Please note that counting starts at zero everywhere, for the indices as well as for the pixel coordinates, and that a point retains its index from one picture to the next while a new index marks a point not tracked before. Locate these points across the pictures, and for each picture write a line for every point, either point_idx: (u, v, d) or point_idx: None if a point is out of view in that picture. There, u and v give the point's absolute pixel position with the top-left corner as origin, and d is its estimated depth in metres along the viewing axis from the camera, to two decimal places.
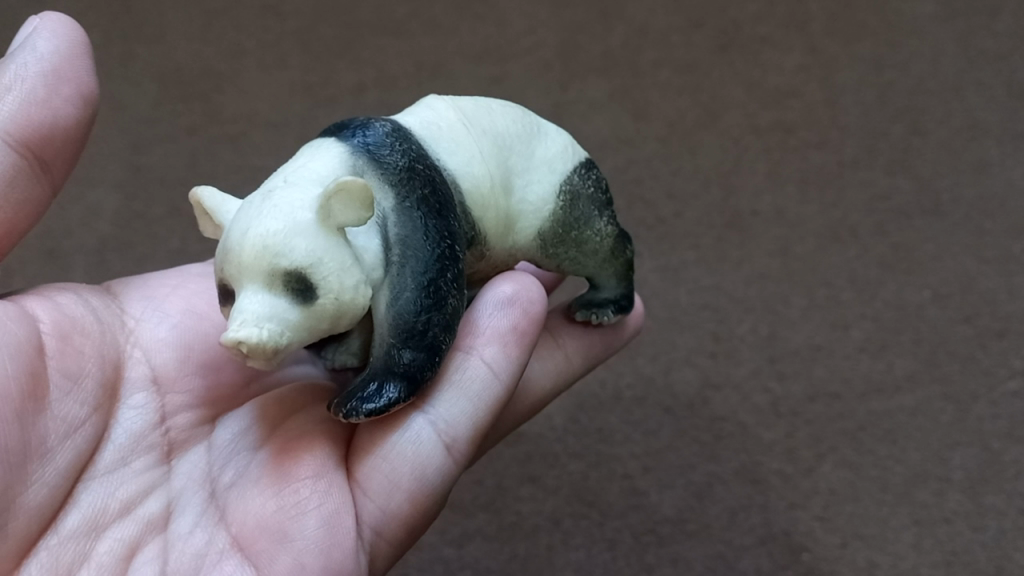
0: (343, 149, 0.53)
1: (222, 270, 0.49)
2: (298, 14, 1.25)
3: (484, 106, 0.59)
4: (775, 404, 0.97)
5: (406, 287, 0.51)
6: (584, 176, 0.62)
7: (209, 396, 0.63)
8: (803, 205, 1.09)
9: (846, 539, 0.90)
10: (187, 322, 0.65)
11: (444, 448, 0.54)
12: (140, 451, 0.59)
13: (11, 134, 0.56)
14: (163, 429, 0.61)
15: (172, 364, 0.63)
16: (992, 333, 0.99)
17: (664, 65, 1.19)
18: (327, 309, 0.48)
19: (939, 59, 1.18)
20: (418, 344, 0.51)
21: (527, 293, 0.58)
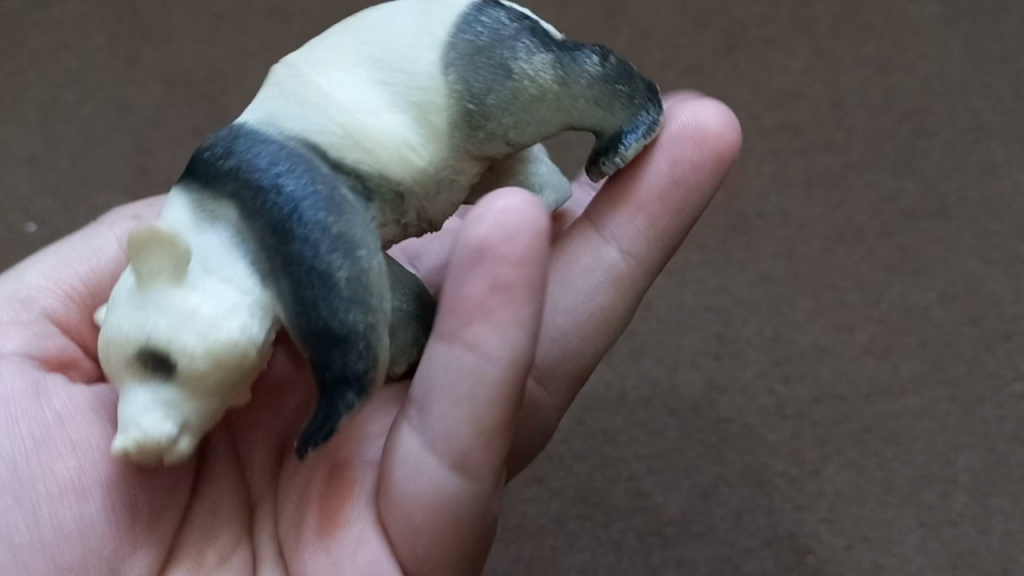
0: (178, 188, 0.52)
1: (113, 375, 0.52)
2: (304, 16, 1.23)
3: (332, 40, 0.54)
4: (781, 405, 0.98)
5: (285, 296, 0.48)
6: (470, 25, 0.53)
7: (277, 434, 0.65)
8: (809, 206, 1.08)
9: (852, 541, 0.91)
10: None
11: (451, 450, 0.51)
12: (222, 505, 0.62)
13: None
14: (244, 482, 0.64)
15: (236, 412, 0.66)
16: (998, 336, 0.99)
17: (669, 68, 1.18)
18: (203, 366, 0.48)
19: (947, 60, 1.17)
20: (330, 342, 0.47)
21: (513, 219, 0.47)
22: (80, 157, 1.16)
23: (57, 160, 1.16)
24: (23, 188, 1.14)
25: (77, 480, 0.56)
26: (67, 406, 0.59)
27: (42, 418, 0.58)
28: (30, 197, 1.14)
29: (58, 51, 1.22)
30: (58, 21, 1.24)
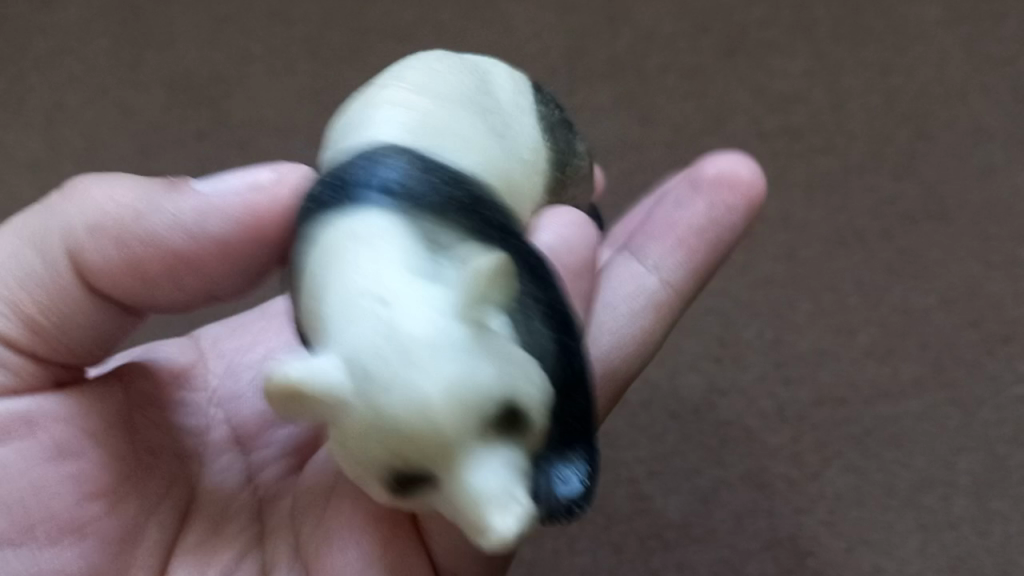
0: (388, 218, 0.45)
1: (371, 445, 0.41)
2: (307, 19, 1.24)
3: (438, 73, 0.55)
4: (780, 408, 0.98)
5: (541, 345, 0.45)
6: (544, 104, 0.63)
7: (300, 442, 0.67)
8: (809, 209, 1.08)
9: (852, 544, 0.92)
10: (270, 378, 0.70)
11: None
12: (233, 512, 0.63)
13: (88, 274, 0.55)
14: (252, 486, 0.65)
15: (254, 419, 0.68)
16: (999, 338, 0.99)
17: (670, 69, 1.18)
18: (535, 429, 0.43)
19: (947, 64, 1.17)
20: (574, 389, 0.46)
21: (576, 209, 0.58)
22: (83, 160, 1.16)
23: (60, 164, 1.16)
24: (26, 191, 1.14)
25: (70, 520, 0.57)
26: (62, 437, 0.57)
27: (27, 453, 0.56)
28: (32, 198, 1.14)
29: (61, 55, 1.22)
30: (62, 26, 1.23)
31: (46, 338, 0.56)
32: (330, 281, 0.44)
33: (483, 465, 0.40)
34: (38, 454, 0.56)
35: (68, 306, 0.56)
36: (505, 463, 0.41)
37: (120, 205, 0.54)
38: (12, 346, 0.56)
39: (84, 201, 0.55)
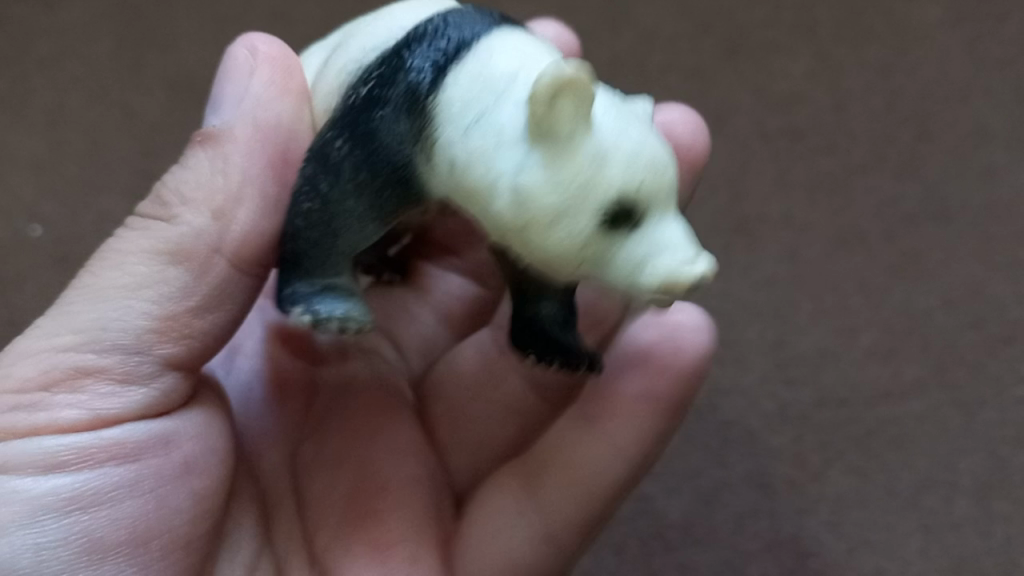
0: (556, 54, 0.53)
1: (638, 181, 0.48)
2: (309, 20, 1.24)
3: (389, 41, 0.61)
4: (782, 409, 0.98)
5: None
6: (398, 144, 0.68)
7: (288, 432, 0.68)
8: (811, 210, 1.08)
9: (853, 545, 0.93)
10: (251, 381, 0.69)
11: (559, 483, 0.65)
12: (251, 509, 0.64)
13: (227, 248, 0.56)
14: (261, 482, 0.66)
15: (252, 424, 0.68)
16: (1000, 339, 0.99)
17: (672, 70, 1.18)
18: None
19: (948, 65, 1.17)
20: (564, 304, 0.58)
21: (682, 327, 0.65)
22: (85, 162, 1.16)
23: (62, 164, 1.16)
24: (29, 192, 1.15)
25: (187, 535, 0.57)
26: (187, 456, 0.58)
27: (155, 468, 0.56)
28: (35, 200, 1.14)
29: (63, 56, 1.22)
30: (62, 25, 1.24)
31: (201, 338, 0.57)
32: (516, 61, 0.50)
33: (665, 219, 0.49)
34: (169, 471, 0.57)
35: (214, 287, 0.57)
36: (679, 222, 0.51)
37: (209, 183, 0.57)
38: (172, 365, 0.57)
39: (166, 203, 0.57)
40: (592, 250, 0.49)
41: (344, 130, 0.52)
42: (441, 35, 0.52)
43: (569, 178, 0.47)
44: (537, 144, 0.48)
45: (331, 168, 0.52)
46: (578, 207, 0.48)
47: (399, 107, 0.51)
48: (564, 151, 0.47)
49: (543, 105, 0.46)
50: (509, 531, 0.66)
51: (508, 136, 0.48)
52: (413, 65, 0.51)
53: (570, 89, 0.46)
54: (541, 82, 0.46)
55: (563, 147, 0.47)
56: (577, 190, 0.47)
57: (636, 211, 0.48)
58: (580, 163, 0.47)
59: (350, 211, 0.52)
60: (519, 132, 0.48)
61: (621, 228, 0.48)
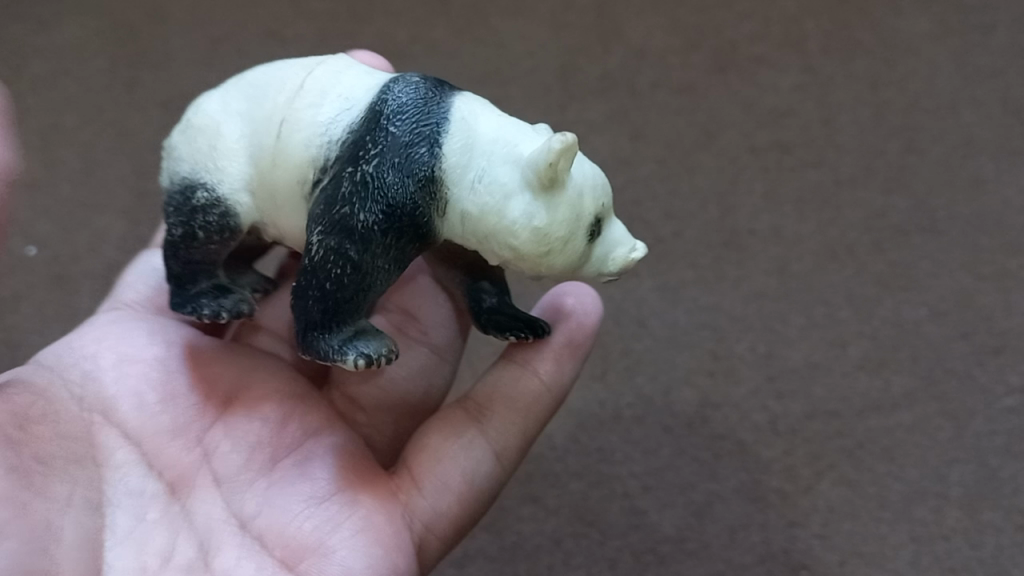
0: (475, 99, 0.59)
1: (601, 205, 0.57)
2: (303, 40, 1.25)
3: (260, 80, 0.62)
4: (774, 422, 0.98)
5: None
6: None
7: (190, 413, 0.65)
8: (801, 223, 1.09)
9: (845, 557, 0.91)
10: (150, 370, 0.65)
11: (494, 456, 0.67)
12: (151, 504, 0.60)
13: None
14: (157, 474, 0.62)
15: (137, 418, 0.63)
16: (989, 350, 1.00)
17: (662, 86, 1.20)
18: None
19: (935, 79, 1.19)
20: (495, 287, 0.68)
21: (586, 302, 0.73)
22: (79, 181, 1.15)
23: (57, 185, 1.15)
24: (24, 213, 1.13)
25: (18, 504, 0.54)
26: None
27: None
28: (30, 221, 1.12)
29: (59, 76, 1.23)
30: (59, 47, 1.26)
31: None
32: (491, 126, 0.57)
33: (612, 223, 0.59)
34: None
35: None
36: None
37: None
38: None
39: None
40: (576, 264, 0.57)
41: (349, 196, 0.55)
42: (396, 107, 0.57)
43: (566, 217, 0.55)
44: (540, 194, 0.54)
45: (356, 240, 0.55)
46: (573, 237, 0.55)
47: (401, 174, 0.55)
48: (564, 197, 0.55)
49: (549, 170, 0.53)
50: (472, 467, 0.66)
51: (511, 187, 0.55)
52: (393, 133, 0.56)
53: (570, 155, 0.52)
54: (550, 152, 0.52)
55: (560, 192, 0.54)
56: (574, 226, 0.55)
57: (602, 224, 0.58)
58: (570, 201, 0.55)
59: (370, 268, 0.56)
60: (520, 182, 0.55)
61: (596, 237, 0.57)
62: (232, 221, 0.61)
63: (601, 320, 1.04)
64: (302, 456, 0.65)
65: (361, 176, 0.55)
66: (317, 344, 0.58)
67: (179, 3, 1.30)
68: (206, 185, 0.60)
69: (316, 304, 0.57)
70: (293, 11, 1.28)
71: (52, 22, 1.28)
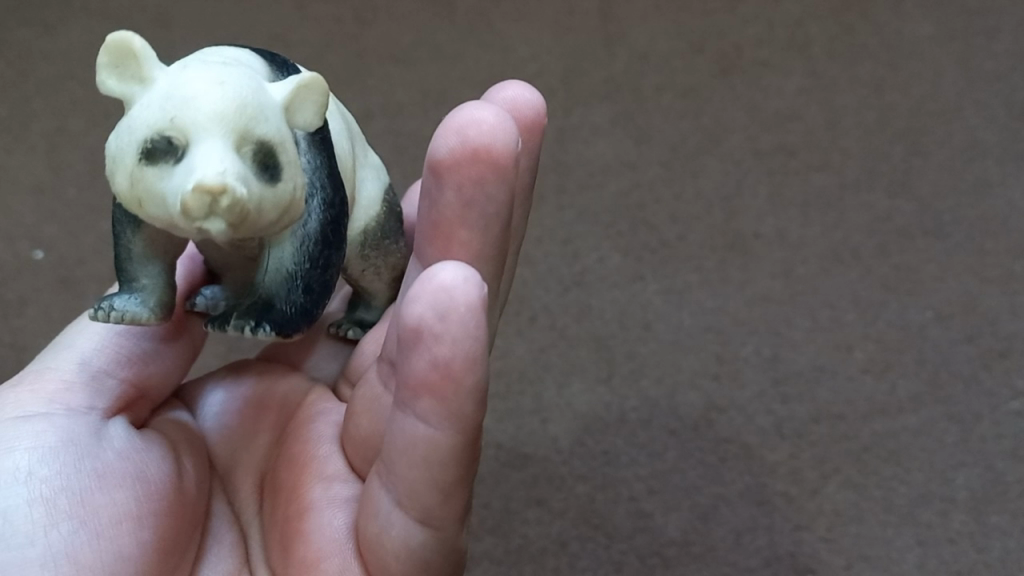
0: (258, 63, 0.54)
1: (166, 128, 0.47)
2: (307, 43, 1.24)
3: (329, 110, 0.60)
4: (780, 425, 0.98)
5: (290, 243, 0.53)
6: None
7: (265, 446, 0.65)
8: (805, 226, 1.09)
9: (851, 561, 0.90)
10: (238, 406, 0.66)
11: (415, 520, 0.51)
12: (222, 532, 0.61)
13: None
14: (234, 506, 0.63)
15: (223, 450, 0.65)
16: (994, 354, 1.00)
17: (666, 90, 1.20)
18: (280, 196, 0.48)
19: (939, 82, 1.19)
20: (320, 277, 0.54)
21: (456, 283, 0.46)
22: (85, 185, 1.15)
23: (62, 189, 1.15)
24: (30, 216, 1.13)
25: (132, 509, 0.55)
26: (129, 446, 0.58)
27: (109, 454, 0.57)
28: (37, 224, 1.12)
29: (65, 80, 1.24)
30: (66, 51, 1.27)
31: None
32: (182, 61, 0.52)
33: (197, 148, 0.46)
34: (112, 457, 0.56)
35: None
36: (240, 167, 0.46)
37: None
38: None
39: None
40: (141, 192, 0.48)
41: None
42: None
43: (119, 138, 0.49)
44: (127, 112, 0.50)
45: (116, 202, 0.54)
46: (122, 152, 0.48)
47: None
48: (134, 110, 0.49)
49: (112, 79, 0.50)
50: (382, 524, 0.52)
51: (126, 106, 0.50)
52: None
53: (123, 59, 0.50)
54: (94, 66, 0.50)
55: (133, 103, 0.50)
56: (123, 141, 0.48)
57: (177, 144, 0.47)
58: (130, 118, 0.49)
59: (117, 225, 0.54)
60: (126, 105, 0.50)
61: (162, 164, 0.47)
62: None
63: (606, 324, 1.04)
64: (336, 480, 0.58)
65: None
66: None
67: (185, 6, 1.30)
68: None
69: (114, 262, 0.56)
70: (298, 13, 1.28)
71: (59, 28, 1.29)
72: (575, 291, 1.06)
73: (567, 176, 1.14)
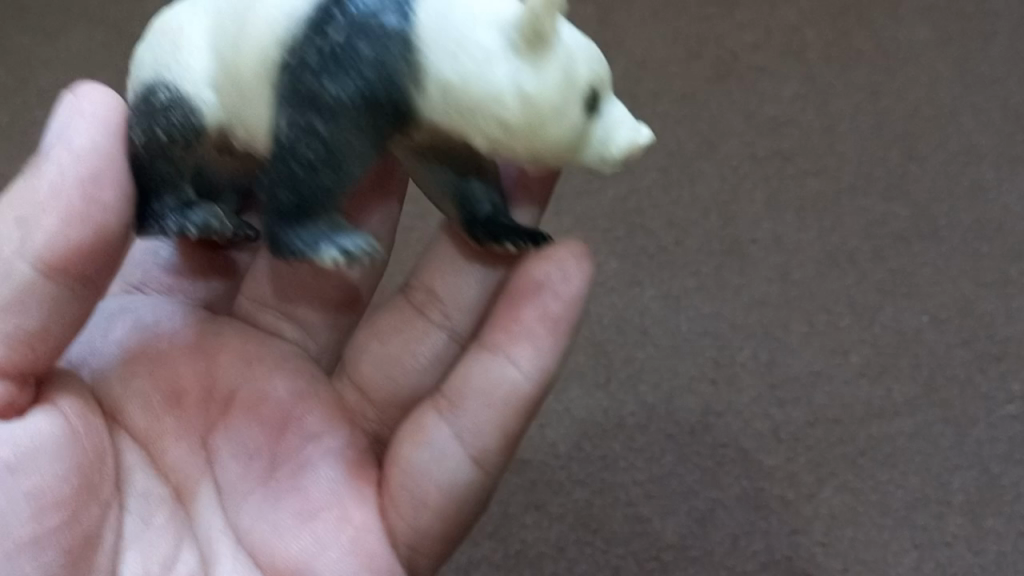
0: None
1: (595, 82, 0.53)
2: None
3: None
4: (776, 429, 0.98)
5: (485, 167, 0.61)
6: None
7: (191, 399, 0.66)
8: (801, 231, 1.09)
9: (847, 564, 0.92)
10: (140, 371, 0.66)
11: (469, 458, 0.60)
12: (155, 505, 0.63)
13: None
14: (166, 475, 0.65)
15: (142, 418, 0.65)
16: (990, 357, 1.00)
17: (663, 96, 1.19)
18: None
19: (936, 86, 1.19)
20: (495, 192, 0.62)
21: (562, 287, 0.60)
22: None
23: None
24: None
25: (25, 534, 0.56)
26: (15, 456, 0.56)
27: None
28: None
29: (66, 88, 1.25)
30: (67, 60, 1.27)
31: None
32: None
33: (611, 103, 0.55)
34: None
35: None
36: None
37: None
38: None
39: None
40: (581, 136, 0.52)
41: (314, 69, 0.51)
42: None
43: (557, 82, 0.51)
44: (527, 54, 0.50)
45: (324, 113, 0.51)
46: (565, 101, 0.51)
47: (345, 37, 0.51)
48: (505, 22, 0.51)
49: (535, 24, 0.49)
50: (467, 425, 0.60)
51: (439, 26, 0.51)
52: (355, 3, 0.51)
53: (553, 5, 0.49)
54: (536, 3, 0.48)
55: (543, 46, 0.50)
56: (557, 88, 0.51)
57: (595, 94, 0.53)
58: (557, 65, 0.51)
59: (343, 149, 0.52)
60: (503, 46, 0.50)
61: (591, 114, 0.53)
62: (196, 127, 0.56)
63: (604, 329, 1.04)
64: (312, 439, 0.64)
65: (305, 49, 0.51)
66: (286, 239, 0.54)
67: None
68: (167, 84, 0.56)
69: (289, 196, 0.53)
70: None
71: (59, 35, 1.29)
72: None
73: (565, 180, 1.13)
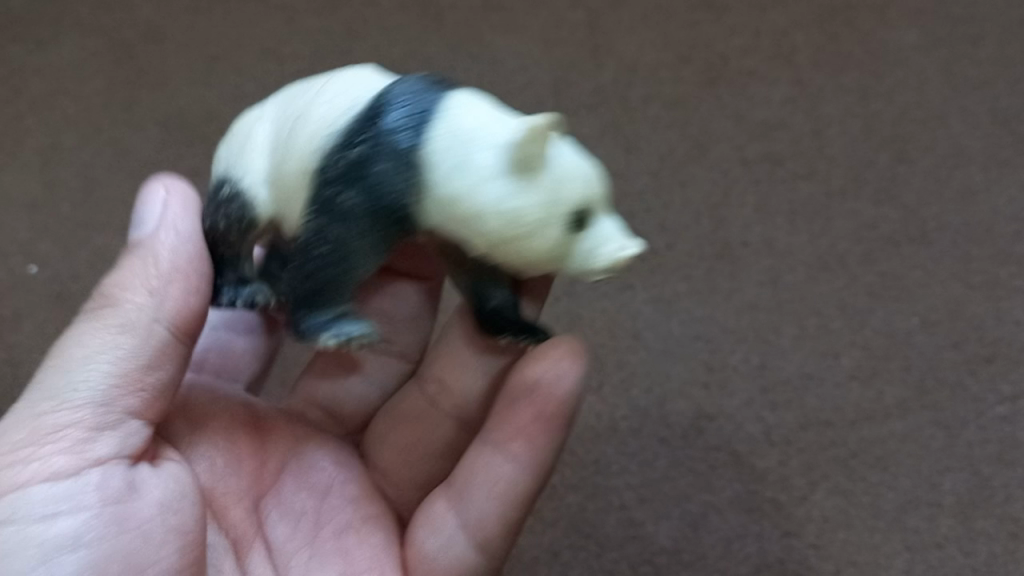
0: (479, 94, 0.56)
1: (586, 202, 0.53)
2: (298, 58, 1.25)
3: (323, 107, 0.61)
4: (768, 432, 0.99)
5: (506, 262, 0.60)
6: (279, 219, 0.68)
7: (251, 466, 0.68)
8: (792, 234, 1.10)
9: (839, 566, 0.92)
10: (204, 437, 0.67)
11: (473, 543, 0.63)
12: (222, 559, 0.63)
13: None
14: (226, 532, 0.65)
15: (207, 477, 0.66)
16: (981, 359, 1.01)
17: (653, 100, 1.20)
18: None
19: (924, 90, 1.20)
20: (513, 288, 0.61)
21: (556, 379, 0.60)
22: (78, 200, 1.16)
23: (57, 206, 1.16)
24: (24, 232, 1.14)
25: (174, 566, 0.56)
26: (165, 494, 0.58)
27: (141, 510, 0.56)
28: (31, 241, 1.14)
29: (57, 96, 1.24)
30: (58, 66, 1.27)
31: None
32: (484, 117, 0.54)
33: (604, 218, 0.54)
34: (144, 509, 0.56)
35: None
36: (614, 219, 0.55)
37: None
38: None
39: None
40: (561, 251, 0.53)
41: (339, 177, 0.53)
42: (409, 98, 0.54)
43: (542, 201, 0.52)
44: (520, 177, 0.52)
45: (339, 218, 0.53)
46: (550, 219, 0.52)
47: (371, 150, 0.52)
48: (501, 144, 0.52)
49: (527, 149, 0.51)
50: (470, 518, 0.63)
51: (448, 144, 0.53)
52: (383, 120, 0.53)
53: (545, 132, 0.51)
54: (534, 128, 0.50)
55: (530, 168, 0.51)
56: (543, 207, 0.52)
57: (586, 214, 0.53)
58: (546, 187, 0.52)
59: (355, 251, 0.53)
60: (496, 168, 0.52)
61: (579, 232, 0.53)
62: (251, 217, 0.58)
63: (596, 332, 1.04)
64: (361, 498, 0.69)
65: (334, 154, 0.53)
66: (299, 322, 0.56)
67: (175, 21, 1.30)
68: (232, 179, 0.58)
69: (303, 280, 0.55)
70: (288, 29, 1.28)
71: (49, 41, 1.29)
72: (565, 301, 1.06)
73: None
